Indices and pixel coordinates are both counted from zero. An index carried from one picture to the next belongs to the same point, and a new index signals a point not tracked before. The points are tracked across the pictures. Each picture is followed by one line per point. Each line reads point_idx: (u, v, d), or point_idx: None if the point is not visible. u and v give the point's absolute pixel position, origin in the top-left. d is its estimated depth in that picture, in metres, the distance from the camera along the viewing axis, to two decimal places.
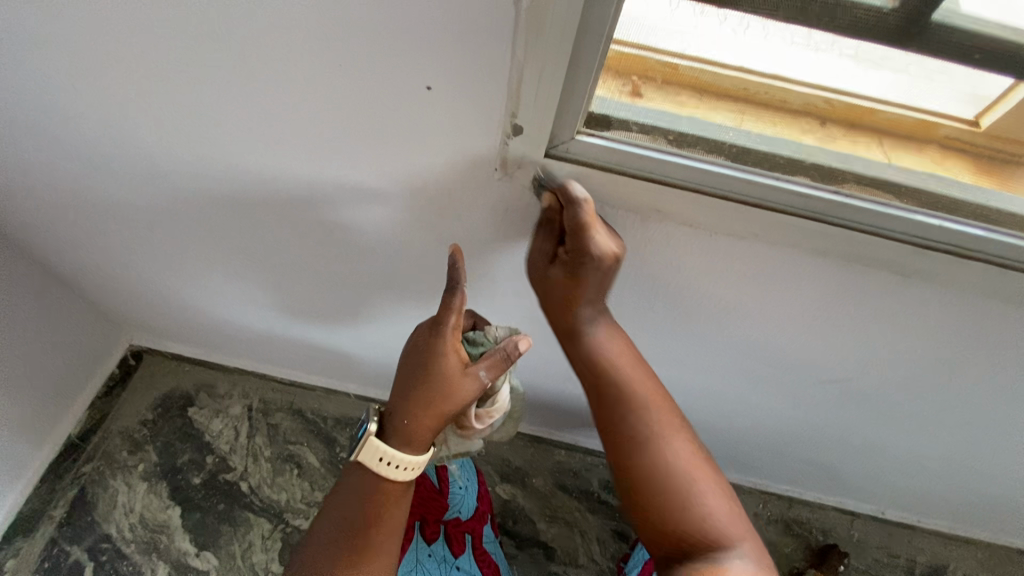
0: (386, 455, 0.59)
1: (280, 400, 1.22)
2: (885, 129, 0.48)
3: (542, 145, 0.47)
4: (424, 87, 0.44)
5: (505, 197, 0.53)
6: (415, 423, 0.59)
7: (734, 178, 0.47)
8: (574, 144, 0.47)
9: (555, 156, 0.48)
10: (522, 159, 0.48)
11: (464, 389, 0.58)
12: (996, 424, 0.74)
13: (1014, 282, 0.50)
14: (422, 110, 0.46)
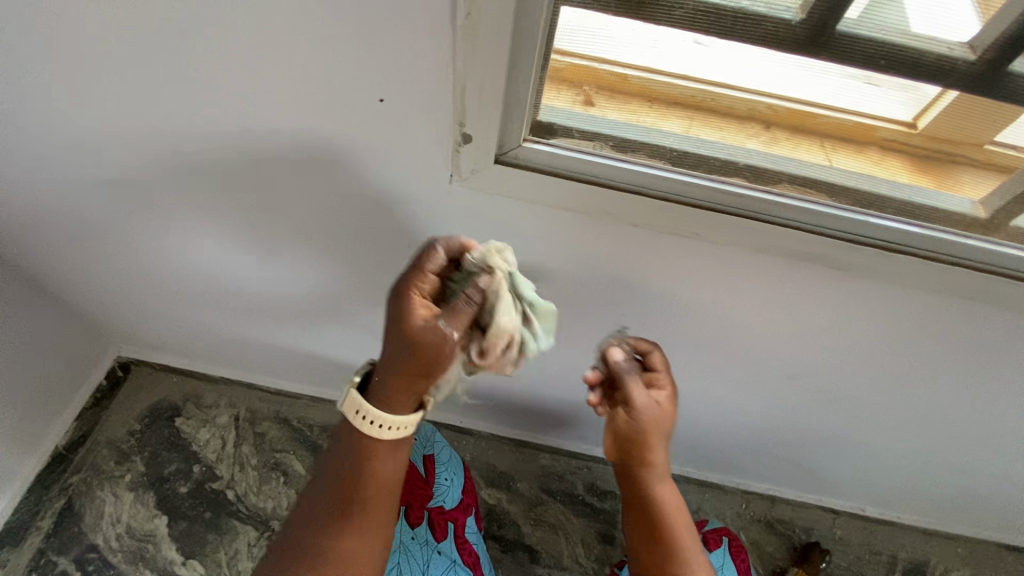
0: (367, 416, 0.59)
1: (267, 409, 1.23)
2: (828, 132, 0.50)
3: (492, 153, 0.49)
4: (378, 99, 0.47)
5: (462, 201, 0.55)
6: (393, 390, 0.59)
7: (672, 180, 0.50)
8: (523, 151, 0.50)
9: (505, 162, 0.50)
10: (474, 167, 0.51)
11: (423, 345, 0.55)
12: (957, 417, 0.77)
13: (944, 274, 0.52)
14: (377, 120, 0.49)
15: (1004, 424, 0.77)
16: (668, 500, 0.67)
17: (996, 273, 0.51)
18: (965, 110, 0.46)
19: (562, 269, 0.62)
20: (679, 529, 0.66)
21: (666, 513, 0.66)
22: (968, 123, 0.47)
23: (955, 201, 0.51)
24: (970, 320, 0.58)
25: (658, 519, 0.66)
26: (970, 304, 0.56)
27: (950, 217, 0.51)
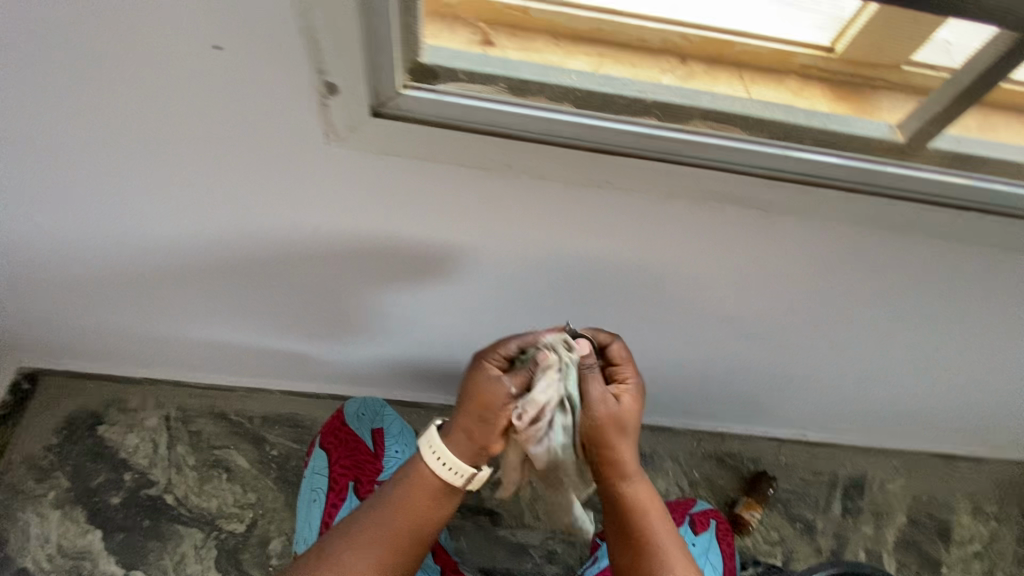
0: (439, 454, 0.64)
1: (200, 405, 1.15)
2: (746, 62, 0.47)
3: (366, 103, 0.44)
4: (215, 47, 0.42)
5: (350, 156, 0.50)
6: (466, 446, 0.63)
7: (575, 124, 0.45)
8: (403, 101, 0.44)
9: (385, 113, 0.45)
10: (352, 122, 0.46)
11: (490, 393, 0.60)
12: (883, 342, 0.79)
13: (859, 202, 0.51)
14: (226, 71, 0.44)
15: (924, 344, 0.80)
16: (642, 502, 0.64)
17: (910, 197, 0.50)
18: (886, 28, 0.42)
19: (479, 228, 0.58)
20: (658, 529, 0.64)
21: (644, 516, 0.64)
22: (886, 44, 0.44)
23: (873, 125, 0.48)
24: (889, 249, 0.57)
25: (635, 521, 0.64)
26: (888, 233, 0.55)
27: (870, 144, 0.48)
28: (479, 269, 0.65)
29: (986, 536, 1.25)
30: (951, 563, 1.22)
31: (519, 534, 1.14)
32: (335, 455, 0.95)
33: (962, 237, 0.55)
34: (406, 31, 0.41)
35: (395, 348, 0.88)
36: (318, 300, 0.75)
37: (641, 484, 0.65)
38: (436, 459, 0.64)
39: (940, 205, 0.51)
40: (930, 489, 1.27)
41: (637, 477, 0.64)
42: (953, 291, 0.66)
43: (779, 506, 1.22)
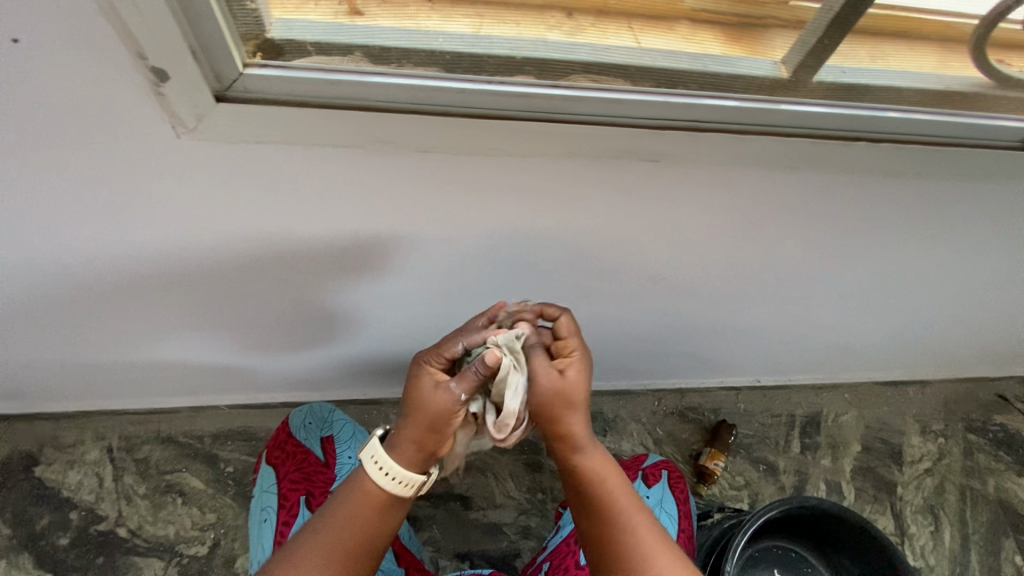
0: (385, 467, 0.57)
1: (143, 432, 1.09)
2: (636, 9, 0.42)
3: (206, 88, 0.39)
4: (12, 41, 0.34)
5: (212, 155, 0.44)
6: (409, 455, 0.57)
7: (440, 90, 0.41)
8: (250, 81, 0.39)
9: (233, 99, 0.40)
10: (196, 112, 0.40)
11: (435, 401, 0.56)
12: (812, 283, 0.80)
13: (758, 145, 0.49)
14: (35, 71, 0.36)
15: (853, 281, 0.81)
16: (599, 467, 0.58)
17: (804, 134, 0.49)
18: None
19: (381, 216, 0.54)
20: (621, 496, 0.58)
21: (604, 484, 0.58)
22: None
23: (755, 65, 0.45)
24: (797, 189, 0.57)
25: (595, 489, 0.58)
26: (793, 173, 0.54)
27: (759, 84, 0.45)
28: (392, 256, 0.62)
29: (936, 454, 1.31)
30: (905, 483, 1.27)
31: (492, 514, 1.13)
32: (283, 469, 0.92)
33: (863, 170, 0.54)
34: (233, 0, 0.35)
35: (332, 347, 0.85)
36: (235, 309, 0.71)
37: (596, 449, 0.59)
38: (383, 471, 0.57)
39: (837, 141, 0.50)
40: (881, 417, 1.32)
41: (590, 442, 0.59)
42: (870, 227, 0.67)
43: (742, 452, 1.26)
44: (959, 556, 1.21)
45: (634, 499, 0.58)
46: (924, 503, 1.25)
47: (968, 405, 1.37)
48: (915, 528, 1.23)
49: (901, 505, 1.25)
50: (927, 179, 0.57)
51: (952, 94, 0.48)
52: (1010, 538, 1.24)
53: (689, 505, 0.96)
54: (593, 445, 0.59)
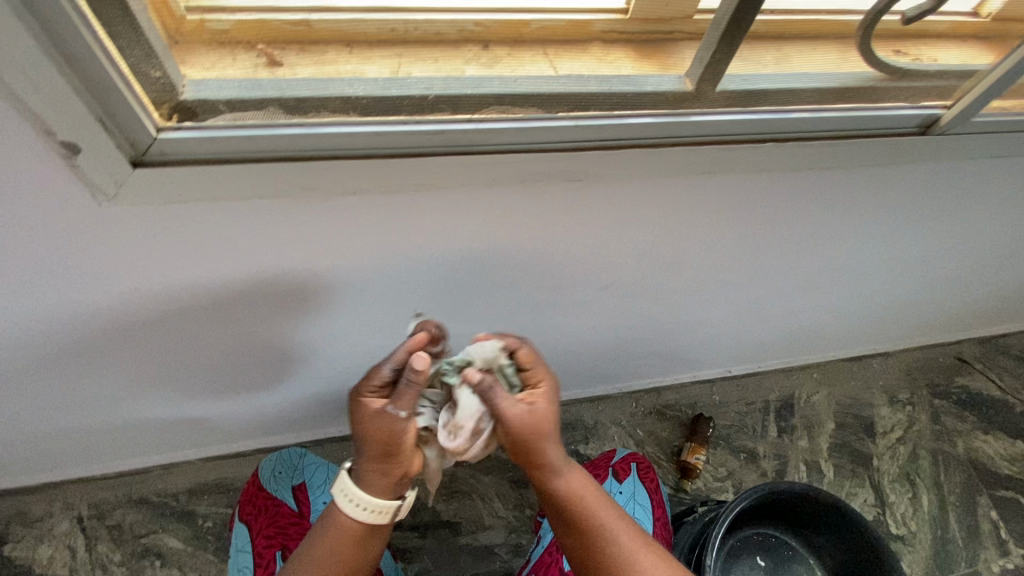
0: (351, 497, 0.57)
1: (114, 496, 1.04)
2: (546, 37, 0.46)
3: (122, 155, 0.39)
4: None
5: (139, 218, 0.45)
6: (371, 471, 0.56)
7: (358, 135, 0.42)
8: (166, 144, 0.39)
9: (152, 162, 0.41)
10: (116, 179, 0.41)
11: (377, 429, 0.54)
12: (760, 273, 0.83)
13: (675, 155, 0.52)
14: None
15: (799, 268, 0.84)
16: (574, 484, 0.59)
17: (717, 140, 0.52)
18: None
19: (322, 251, 0.55)
20: (599, 508, 0.59)
21: (580, 500, 0.59)
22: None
23: (661, 79, 0.48)
24: (722, 188, 0.60)
25: (573, 508, 0.59)
26: (713, 175, 0.57)
27: (665, 98, 0.48)
28: (341, 291, 0.63)
29: (905, 422, 1.35)
30: (880, 454, 1.30)
31: (481, 536, 1.12)
32: (257, 525, 0.89)
33: (782, 167, 0.57)
34: (136, 66, 0.37)
35: (299, 388, 0.84)
36: (191, 362, 0.70)
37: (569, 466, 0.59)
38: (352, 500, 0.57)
39: (749, 143, 0.53)
40: (850, 393, 1.37)
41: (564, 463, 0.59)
42: (803, 216, 0.70)
43: (722, 443, 1.28)
44: (938, 519, 1.23)
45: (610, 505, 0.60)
46: (899, 471, 1.28)
47: (930, 372, 1.42)
48: (894, 497, 1.25)
49: (879, 476, 1.27)
50: (842, 168, 0.61)
51: (848, 91, 0.52)
52: (983, 496, 1.27)
53: (660, 493, 0.98)
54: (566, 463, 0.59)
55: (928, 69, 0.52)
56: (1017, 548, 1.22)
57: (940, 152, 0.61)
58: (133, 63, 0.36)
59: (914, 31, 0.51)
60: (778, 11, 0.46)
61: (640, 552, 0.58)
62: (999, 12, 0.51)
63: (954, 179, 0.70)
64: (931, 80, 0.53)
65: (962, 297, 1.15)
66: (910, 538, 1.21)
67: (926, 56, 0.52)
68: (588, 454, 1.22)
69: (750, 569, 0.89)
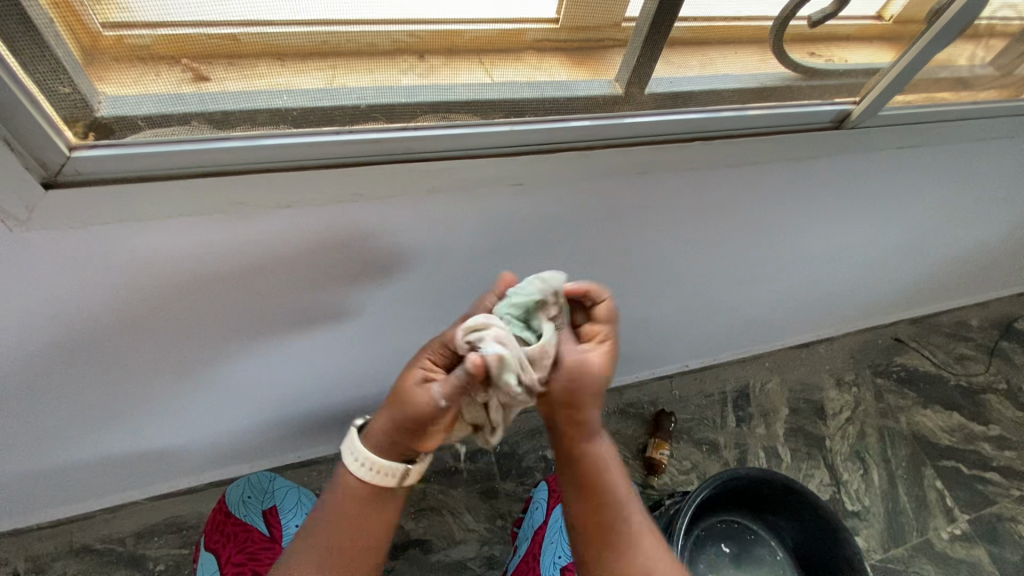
0: (363, 459, 0.52)
1: (52, 548, 0.96)
2: (482, 47, 0.45)
3: (32, 178, 0.38)
4: None
5: (59, 243, 0.43)
6: (382, 445, 0.52)
7: (292, 147, 0.43)
8: (79, 163, 0.38)
9: (68, 183, 0.40)
10: (28, 204, 0.39)
11: (418, 403, 0.48)
12: (704, 269, 0.86)
13: (607, 156, 0.55)
14: None
15: (741, 262, 0.88)
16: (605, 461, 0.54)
17: (647, 141, 0.55)
18: None
19: (265, 267, 0.54)
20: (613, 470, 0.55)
21: (606, 477, 0.54)
22: (599, 4, 0.44)
23: (593, 85, 0.50)
24: (658, 187, 0.63)
25: (594, 486, 0.54)
26: (647, 175, 0.60)
27: (592, 102, 0.50)
28: (289, 306, 0.62)
29: (852, 402, 1.42)
30: (832, 435, 1.36)
31: (453, 552, 1.10)
32: (225, 553, 0.85)
33: (711, 163, 0.61)
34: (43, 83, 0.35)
35: (251, 413, 0.81)
36: (127, 392, 0.66)
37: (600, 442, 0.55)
38: (357, 460, 0.53)
39: (675, 142, 0.56)
40: (800, 379, 1.43)
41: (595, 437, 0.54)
42: (737, 211, 0.73)
43: (685, 437, 1.31)
44: (889, 492, 1.30)
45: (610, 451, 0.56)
46: (850, 450, 1.35)
47: (870, 354, 1.50)
48: (847, 475, 1.31)
49: (832, 456, 1.33)
50: (768, 162, 0.64)
51: (766, 90, 0.56)
52: (927, 466, 1.35)
53: None
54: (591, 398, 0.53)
55: (838, 69, 0.56)
56: (962, 514, 1.29)
57: (855, 144, 0.66)
58: (39, 78, 0.34)
59: (824, 34, 0.54)
60: (703, 18, 0.48)
61: (662, 561, 0.53)
62: (899, 15, 0.53)
63: (872, 169, 0.74)
64: (839, 78, 0.57)
65: (891, 281, 1.23)
66: (865, 513, 1.27)
67: (838, 56, 0.55)
68: (556, 458, 1.22)
69: (717, 557, 0.91)
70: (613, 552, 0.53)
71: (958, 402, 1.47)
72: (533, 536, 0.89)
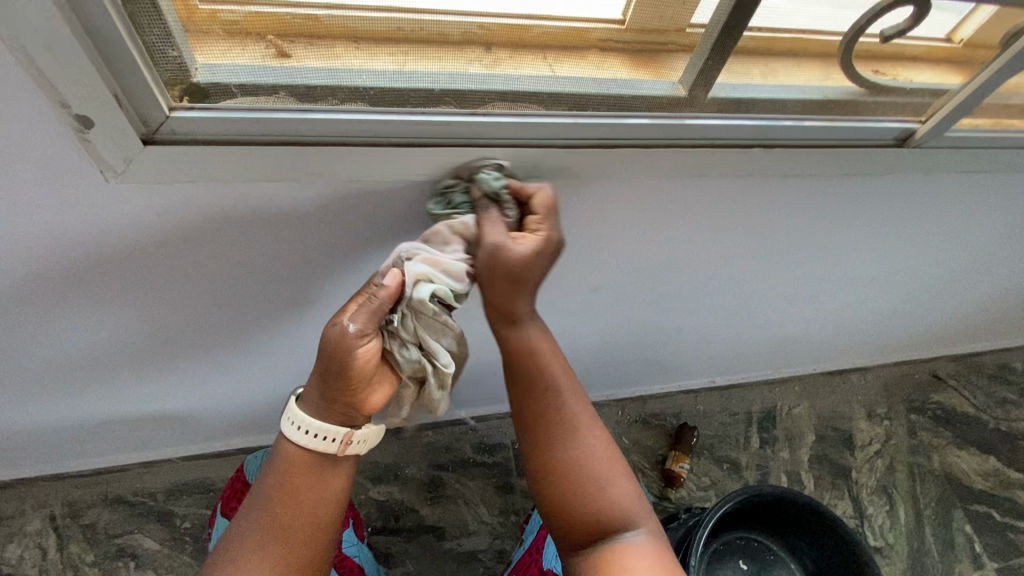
0: (301, 424, 0.55)
1: (89, 495, 1.01)
2: (548, 43, 0.46)
3: (133, 133, 0.41)
4: None
5: (147, 199, 0.46)
6: (321, 412, 0.55)
7: (369, 122, 0.45)
8: (177, 123, 0.41)
9: (163, 141, 0.42)
10: (126, 157, 0.42)
11: (332, 341, 0.51)
12: (742, 282, 0.85)
13: (666, 158, 0.55)
14: None
15: (783, 277, 0.86)
16: (541, 356, 0.60)
17: (706, 143, 0.55)
18: None
19: (321, 239, 0.57)
20: (554, 368, 0.61)
21: (548, 371, 0.61)
22: (665, 7, 0.45)
23: (656, 86, 0.50)
24: (708, 194, 0.63)
25: (529, 386, 0.61)
26: (700, 180, 0.60)
27: (656, 102, 0.51)
28: (339, 277, 0.64)
29: (883, 436, 1.38)
30: (859, 467, 1.33)
31: (466, 542, 1.11)
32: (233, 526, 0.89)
33: (767, 173, 0.60)
34: (153, 48, 0.38)
35: (286, 380, 0.84)
36: (181, 349, 0.70)
37: (540, 332, 0.60)
38: (296, 427, 0.55)
39: (734, 148, 0.56)
40: (830, 406, 1.39)
41: (531, 325, 0.60)
42: (784, 225, 0.73)
43: (706, 453, 1.29)
44: (915, 532, 1.26)
45: (550, 351, 0.61)
46: (877, 484, 1.31)
47: (907, 388, 1.45)
48: (872, 509, 1.28)
49: (857, 488, 1.30)
50: (825, 176, 0.63)
51: (829, 103, 0.55)
52: (958, 510, 1.30)
53: None
54: (522, 298, 0.56)
55: (904, 88, 0.56)
56: (990, 561, 1.25)
57: (917, 166, 0.64)
58: (152, 42, 0.37)
59: (892, 52, 0.53)
60: (773, 27, 0.48)
61: (602, 462, 0.61)
62: (969, 38, 0.53)
63: (929, 193, 0.73)
64: (906, 97, 0.56)
65: (936, 313, 1.19)
66: (887, 550, 1.23)
67: (904, 76, 0.55)
68: None
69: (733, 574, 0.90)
70: (553, 445, 0.60)
71: (997, 446, 1.41)
72: (535, 526, 0.89)
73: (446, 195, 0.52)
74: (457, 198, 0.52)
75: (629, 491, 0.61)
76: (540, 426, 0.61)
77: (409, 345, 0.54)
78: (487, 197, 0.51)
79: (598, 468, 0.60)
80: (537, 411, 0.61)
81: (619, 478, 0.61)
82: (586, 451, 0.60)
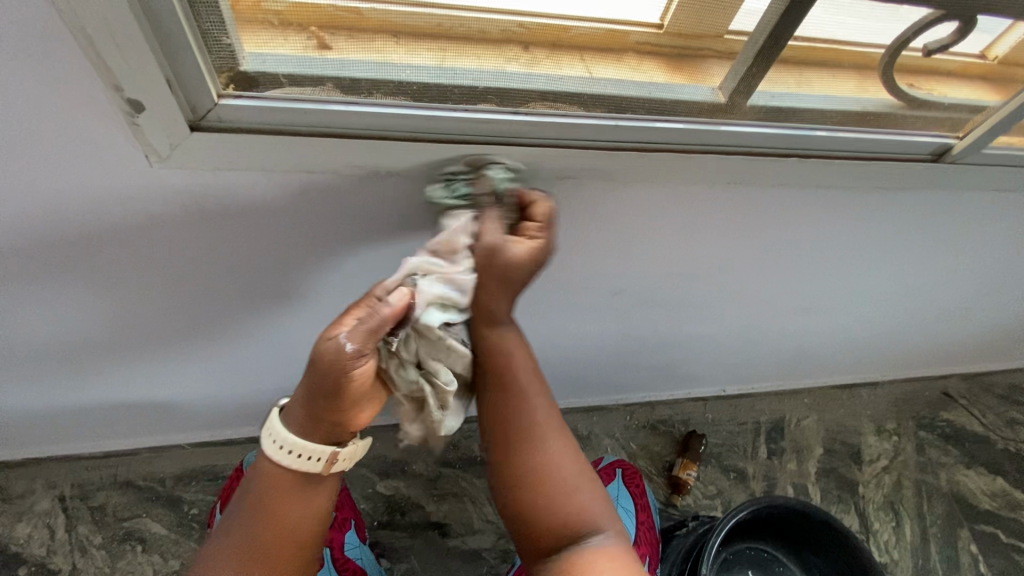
0: (280, 442, 0.54)
1: (99, 477, 1.02)
2: (584, 45, 0.46)
3: (180, 118, 0.41)
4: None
5: (187, 184, 0.46)
6: (306, 429, 0.54)
7: (410, 117, 0.45)
8: (224, 110, 0.42)
9: (209, 128, 0.42)
10: (170, 142, 0.42)
11: (325, 356, 0.49)
12: (760, 292, 0.85)
13: (699, 163, 0.55)
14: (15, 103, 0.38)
15: (801, 288, 0.86)
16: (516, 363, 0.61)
17: (745, 151, 0.55)
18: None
19: (350, 232, 0.57)
20: (524, 377, 0.62)
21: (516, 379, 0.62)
22: (706, 12, 0.45)
23: (696, 91, 0.50)
24: (736, 201, 0.63)
25: (506, 388, 0.61)
26: (730, 187, 0.60)
27: (697, 109, 0.51)
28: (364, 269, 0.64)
29: (891, 452, 1.37)
30: (866, 482, 1.32)
31: (471, 541, 1.11)
32: None
33: (797, 183, 0.60)
34: (207, 34, 0.38)
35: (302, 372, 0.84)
36: (203, 334, 0.70)
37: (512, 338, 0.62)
38: (280, 448, 0.54)
39: (770, 157, 0.56)
40: (839, 420, 1.38)
41: (505, 331, 0.61)
42: (809, 236, 0.72)
43: (713, 461, 1.29)
44: (921, 549, 1.25)
45: (522, 362, 0.62)
46: (884, 499, 1.30)
47: (916, 404, 1.44)
48: (878, 525, 1.27)
49: (863, 503, 1.29)
50: (854, 189, 0.63)
51: (867, 115, 0.55)
52: (963, 528, 1.29)
53: (648, 499, 1.02)
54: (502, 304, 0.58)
55: (938, 103, 0.55)
56: None
57: (948, 181, 0.64)
58: (207, 28, 0.38)
59: (928, 67, 0.53)
60: (812, 37, 0.48)
61: (569, 471, 0.60)
62: (1004, 55, 0.53)
63: (957, 208, 0.72)
64: (944, 112, 0.56)
65: (952, 330, 1.18)
66: (892, 567, 1.23)
67: (938, 90, 0.54)
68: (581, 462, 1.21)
69: None
70: (524, 454, 0.60)
71: (1005, 466, 1.40)
72: None
73: (452, 183, 0.52)
74: (462, 188, 0.52)
75: (595, 498, 0.60)
76: (513, 435, 0.61)
77: (409, 366, 0.54)
78: (491, 194, 0.52)
79: (564, 478, 0.60)
80: (506, 421, 0.61)
81: (581, 487, 0.60)
82: (553, 460, 0.60)
